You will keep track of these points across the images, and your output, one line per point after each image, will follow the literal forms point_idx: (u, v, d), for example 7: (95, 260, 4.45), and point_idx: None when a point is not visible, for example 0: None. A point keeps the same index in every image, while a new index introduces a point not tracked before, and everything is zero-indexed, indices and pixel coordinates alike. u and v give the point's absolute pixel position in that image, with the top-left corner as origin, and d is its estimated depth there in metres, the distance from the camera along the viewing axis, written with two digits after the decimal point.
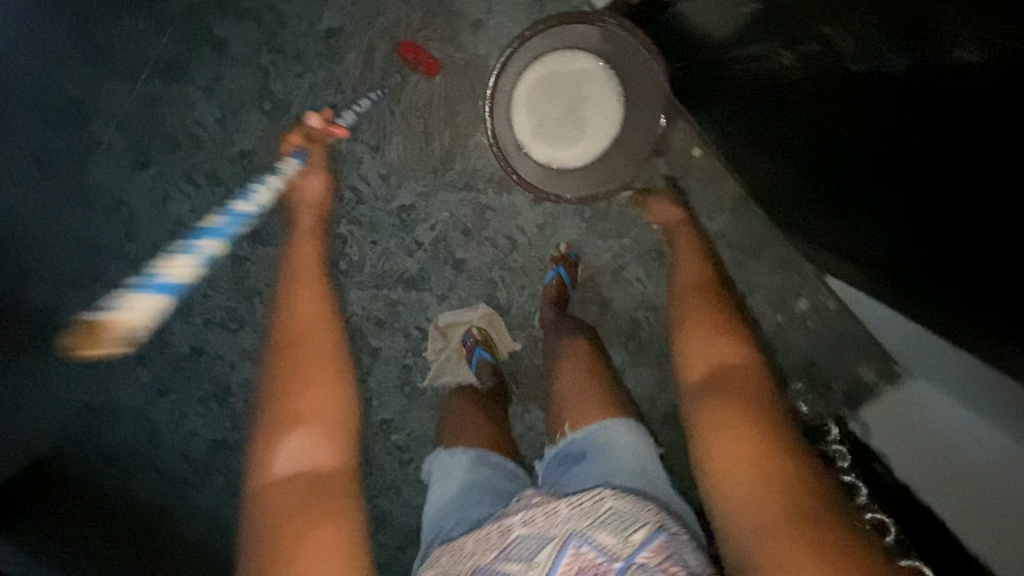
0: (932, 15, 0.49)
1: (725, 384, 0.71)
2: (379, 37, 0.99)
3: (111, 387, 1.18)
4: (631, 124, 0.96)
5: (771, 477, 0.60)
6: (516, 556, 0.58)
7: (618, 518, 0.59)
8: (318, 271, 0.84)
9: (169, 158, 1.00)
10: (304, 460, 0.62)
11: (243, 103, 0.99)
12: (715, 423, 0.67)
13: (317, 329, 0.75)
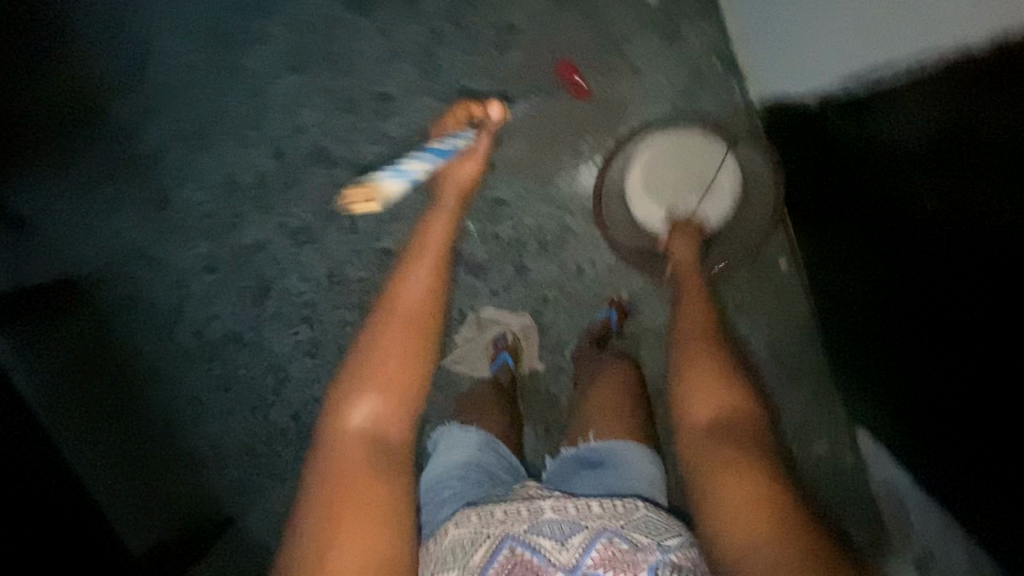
0: (968, 171, 0.64)
1: (732, 431, 0.67)
2: (544, 49, 1.06)
3: (166, 243, 1.25)
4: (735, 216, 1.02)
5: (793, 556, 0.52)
6: (550, 534, 0.64)
7: (648, 526, 0.66)
8: (424, 278, 0.72)
9: (319, 73, 1.09)
10: (369, 436, 0.63)
11: (403, 52, 1.06)
12: (729, 470, 0.62)
13: (420, 313, 0.69)
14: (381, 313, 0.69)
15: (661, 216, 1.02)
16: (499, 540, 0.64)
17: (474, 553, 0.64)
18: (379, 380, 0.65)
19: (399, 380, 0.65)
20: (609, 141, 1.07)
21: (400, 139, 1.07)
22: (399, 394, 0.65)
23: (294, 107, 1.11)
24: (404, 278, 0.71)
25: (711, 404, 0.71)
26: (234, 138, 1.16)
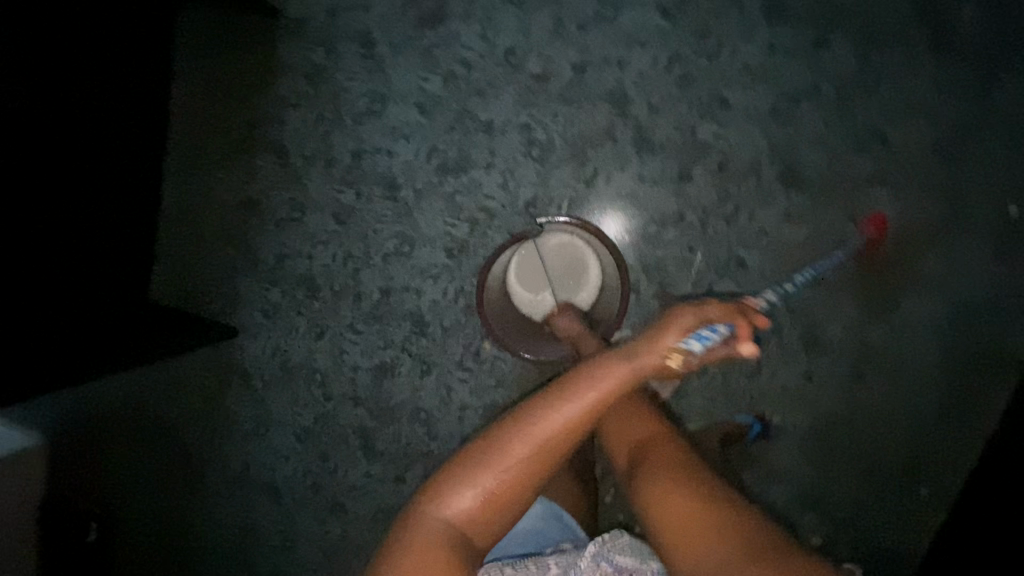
0: None
1: (650, 459, 0.75)
2: (902, 175, 0.97)
3: (403, 55, 1.12)
4: (934, 439, 0.99)
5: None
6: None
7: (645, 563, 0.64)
8: (576, 411, 0.65)
9: (685, 36, 1.01)
10: (456, 530, 0.64)
11: (773, 81, 0.99)
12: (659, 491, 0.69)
13: (546, 458, 0.65)
14: (507, 434, 0.66)
15: (844, 383, 1.01)
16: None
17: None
18: (482, 485, 0.64)
19: (508, 489, 0.65)
20: (879, 291, 0.98)
21: (702, 144, 1.02)
22: (500, 507, 0.65)
23: (633, 42, 1.03)
24: (554, 409, 0.66)
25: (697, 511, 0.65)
26: (551, 22, 1.06)
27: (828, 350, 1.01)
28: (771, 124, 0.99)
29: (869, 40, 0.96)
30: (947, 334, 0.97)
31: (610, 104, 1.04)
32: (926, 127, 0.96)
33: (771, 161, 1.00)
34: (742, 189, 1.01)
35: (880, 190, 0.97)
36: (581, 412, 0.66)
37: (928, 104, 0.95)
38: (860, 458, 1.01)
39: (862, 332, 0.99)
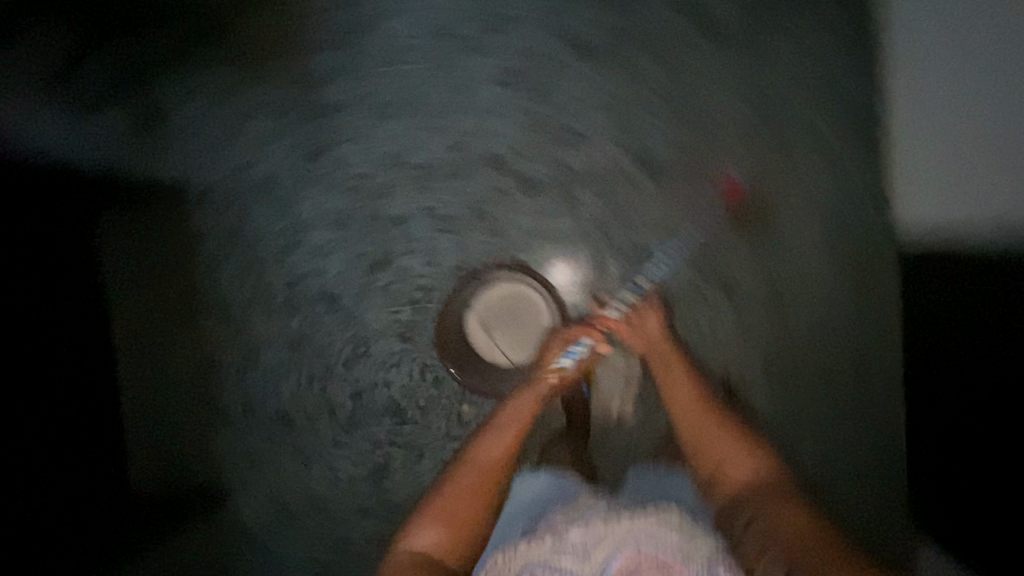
0: None
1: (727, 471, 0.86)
2: (737, 138, 1.16)
3: (304, 189, 1.26)
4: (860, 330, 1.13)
5: (835, 558, 0.65)
6: (667, 539, 0.73)
7: None
8: (500, 445, 0.88)
9: (525, 95, 1.21)
10: (427, 561, 0.77)
11: (606, 104, 1.19)
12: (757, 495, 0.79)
13: (490, 483, 0.84)
14: (458, 466, 0.87)
15: (766, 314, 1.17)
16: (617, 539, 0.74)
17: (597, 549, 0.75)
18: (444, 513, 0.81)
19: (466, 510, 0.82)
20: (760, 231, 1.17)
21: (575, 170, 1.20)
22: (461, 532, 0.80)
23: (488, 113, 1.22)
24: (493, 439, 0.89)
25: (735, 458, 0.87)
26: (418, 120, 1.24)
27: (742, 292, 1.18)
28: (620, 137, 1.19)
29: (666, 49, 1.16)
30: (828, 244, 1.14)
31: (491, 166, 1.22)
32: (738, 91, 1.15)
33: (633, 165, 1.19)
34: (620, 194, 1.19)
35: (724, 156, 1.17)
36: (506, 444, 0.88)
37: (731, 74, 1.15)
38: (809, 372, 1.16)
39: (761, 268, 1.17)
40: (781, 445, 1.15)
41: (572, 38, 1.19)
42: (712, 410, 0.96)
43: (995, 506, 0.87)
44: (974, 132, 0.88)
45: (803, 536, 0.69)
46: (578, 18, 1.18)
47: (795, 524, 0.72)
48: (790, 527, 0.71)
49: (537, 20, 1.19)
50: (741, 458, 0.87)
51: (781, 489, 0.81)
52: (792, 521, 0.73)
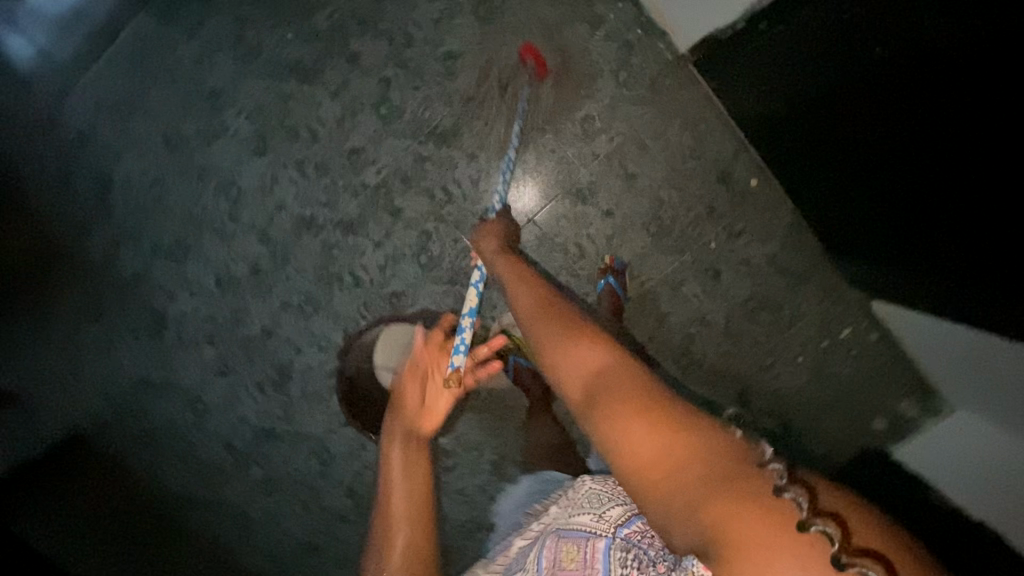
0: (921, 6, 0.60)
1: (610, 393, 0.54)
2: (498, 55, 1.08)
3: (173, 362, 1.20)
4: (711, 146, 1.10)
5: (709, 485, 0.43)
6: (587, 508, 0.66)
7: (596, 497, 0.67)
8: (417, 454, 0.80)
9: (287, 147, 1.11)
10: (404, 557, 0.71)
11: (361, 105, 1.09)
12: (628, 428, 0.50)
13: (413, 486, 0.76)
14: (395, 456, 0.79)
15: (628, 193, 1.12)
16: (553, 529, 0.67)
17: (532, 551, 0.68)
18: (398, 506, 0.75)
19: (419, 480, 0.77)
20: (573, 121, 1.10)
21: (381, 185, 1.13)
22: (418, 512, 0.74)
23: (269, 186, 1.13)
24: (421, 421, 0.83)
25: (572, 345, 0.62)
26: (216, 235, 1.15)
27: (596, 188, 1.12)
28: (396, 125, 1.10)
29: (376, 20, 1.07)
30: (638, 96, 1.09)
31: (308, 232, 1.15)
32: (469, 15, 1.07)
33: (426, 142, 1.11)
34: (433, 175, 1.12)
35: (496, 77, 1.08)
36: (402, 443, 0.80)
37: (452, 2, 1.07)
38: (698, 212, 1.13)
39: (597, 157, 1.11)
40: (712, 290, 1.16)
41: (288, 66, 1.08)
42: (553, 300, 0.72)
43: (966, 203, 0.68)
44: None
45: (700, 474, 0.44)
46: (279, 46, 1.08)
47: (661, 443, 0.48)
48: (643, 441, 0.48)
49: (248, 73, 1.08)
50: (618, 363, 0.58)
51: (651, 384, 0.54)
52: (649, 440, 0.48)
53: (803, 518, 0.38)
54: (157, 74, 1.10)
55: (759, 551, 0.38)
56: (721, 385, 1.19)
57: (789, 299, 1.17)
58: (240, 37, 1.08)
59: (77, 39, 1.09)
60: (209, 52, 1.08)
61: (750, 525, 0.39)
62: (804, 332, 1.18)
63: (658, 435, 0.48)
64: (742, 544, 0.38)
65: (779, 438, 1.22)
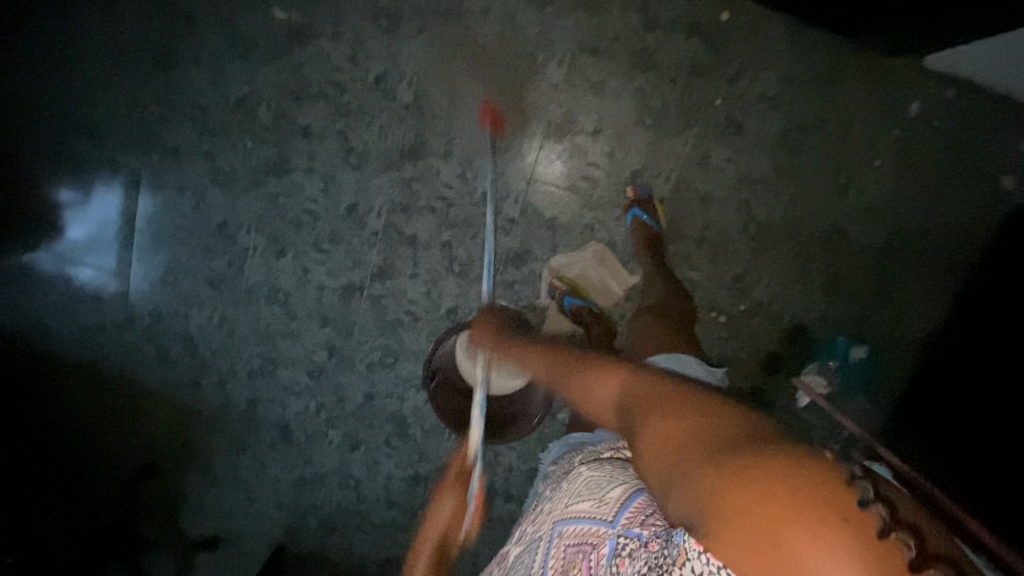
0: None
1: (640, 398, 0.62)
2: (420, 52, 1.08)
3: (313, 457, 1.32)
4: (661, 9, 1.04)
5: (715, 445, 0.46)
6: (586, 496, 0.64)
7: (594, 486, 0.64)
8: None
9: (298, 236, 1.19)
10: None
11: (335, 166, 1.14)
12: (656, 421, 0.55)
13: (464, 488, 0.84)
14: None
15: (605, 102, 1.06)
16: (554, 526, 0.65)
17: (536, 555, 0.65)
18: None
19: None
20: (516, 66, 1.06)
21: (389, 224, 1.16)
22: None
23: (304, 276, 1.21)
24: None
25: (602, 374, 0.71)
26: (287, 337, 1.26)
27: (572, 115, 1.07)
28: (371, 165, 1.13)
29: (305, 87, 1.11)
30: (565, 9, 1.05)
31: (356, 296, 1.21)
32: (376, 33, 1.09)
33: (402, 165, 1.13)
34: (424, 189, 1.13)
35: (430, 70, 1.08)
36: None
37: (357, 32, 1.08)
38: (684, 78, 1.04)
39: (557, 85, 1.06)
40: (742, 144, 1.06)
41: (262, 170, 1.16)
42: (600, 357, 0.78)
43: None
44: None
45: (712, 440, 0.47)
46: (246, 157, 1.16)
47: (685, 424, 0.51)
48: (667, 426, 0.53)
49: (236, 194, 1.18)
50: (649, 383, 0.63)
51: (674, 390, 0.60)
52: (680, 423, 0.52)
53: (789, 457, 0.40)
54: (175, 235, 1.22)
55: (742, 487, 0.39)
56: (804, 229, 1.09)
57: (829, 107, 1.04)
58: (215, 168, 1.17)
59: (107, 232, 1.23)
60: (201, 196, 1.19)
61: (735, 466, 0.41)
62: (866, 127, 1.05)
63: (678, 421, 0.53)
64: (726, 479, 0.41)
65: (895, 248, 1.09)
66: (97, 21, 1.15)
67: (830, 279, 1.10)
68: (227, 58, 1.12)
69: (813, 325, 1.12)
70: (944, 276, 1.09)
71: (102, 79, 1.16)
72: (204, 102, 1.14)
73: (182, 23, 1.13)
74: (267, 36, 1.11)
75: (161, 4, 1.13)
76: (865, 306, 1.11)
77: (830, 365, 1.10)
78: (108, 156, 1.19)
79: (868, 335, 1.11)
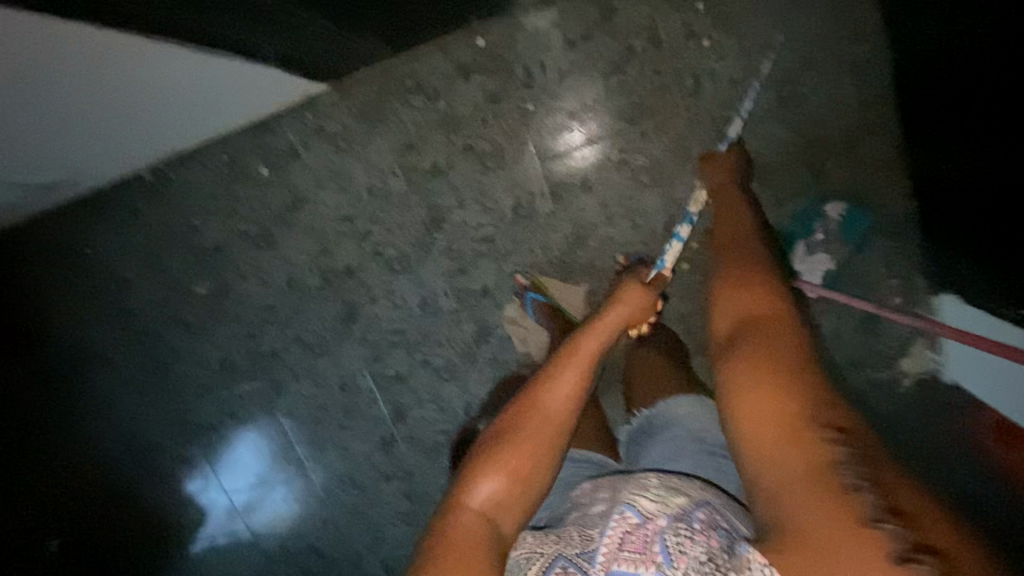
0: None
1: (757, 344, 0.56)
2: (299, 244, 1.19)
3: None
4: (432, 74, 1.06)
5: (821, 453, 0.46)
6: (652, 491, 0.61)
7: (662, 488, 0.62)
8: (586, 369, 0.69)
9: (326, 426, 1.34)
10: (487, 531, 0.61)
11: (309, 363, 1.29)
12: (757, 382, 0.53)
13: (520, 501, 0.63)
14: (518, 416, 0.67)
15: (450, 174, 1.10)
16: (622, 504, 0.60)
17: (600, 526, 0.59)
18: (490, 501, 0.63)
19: (522, 500, 0.64)
20: (366, 203, 1.14)
21: (375, 376, 1.27)
22: (538, 455, 0.65)
23: (351, 452, 1.36)
24: (554, 380, 0.68)
25: (731, 294, 0.64)
26: (372, 505, 1.39)
27: (435, 203, 1.12)
28: (332, 344, 1.26)
29: (251, 323, 1.28)
30: (363, 133, 1.10)
31: (395, 444, 1.32)
32: (261, 254, 1.21)
33: (351, 328, 1.24)
34: (378, 333, 1.24)
35: (314, 251, 1.19)
36: (572, 393, 0.68)
37: (251, 264, 1.23)
38: (492, 110, 1.05)
39: (406, 191, 1.12)
40: (579, 120, 1.04)
41: (268, 397, 1.34)
42: (734, 280, 0.65)
43: None
44: (176, 88, 0.92)
45: (828, 452, 0.46)
46: (254, 398, 1.35)
47: (796, 408, 0.49)
48: (768, 408, 0.50)
49: (268, 426, 1.37)
50: (781, 328, 0.57)
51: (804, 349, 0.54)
52: (778, 405, 0.50)
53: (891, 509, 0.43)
54: (252, 479, 1.43)
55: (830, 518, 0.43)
56: (693, 140, 1.01)
57: (625, 34, 1.00)
58: (244, 418, 1.38)
59: (211, 507, 1.46)
60: (247, 442, 1.40)
61: (841, 503, 0.43)
62: (673, 20, 0.99)
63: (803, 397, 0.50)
64: (835, 514, 0.43)
65: (792, 92, 0.97)
66: (102, 380, 1.40)
67: (752, 165, 1.00)
68: (192, 341, 1.32)
69: (772, 215, 1.01)
70: (862, 80, 0.96)
71: (137, 411, 1.41)
72: (203, 380, 1.36)
73: (148, 340, 1.34)
74: (203, 309, 1.29)
75: (127, 339, 1.35)
76: (810, 163, 0.99)
77: (817, 237, 1.00)
78: (176, 457, 1.44)
79: (834, 182, 0.99)
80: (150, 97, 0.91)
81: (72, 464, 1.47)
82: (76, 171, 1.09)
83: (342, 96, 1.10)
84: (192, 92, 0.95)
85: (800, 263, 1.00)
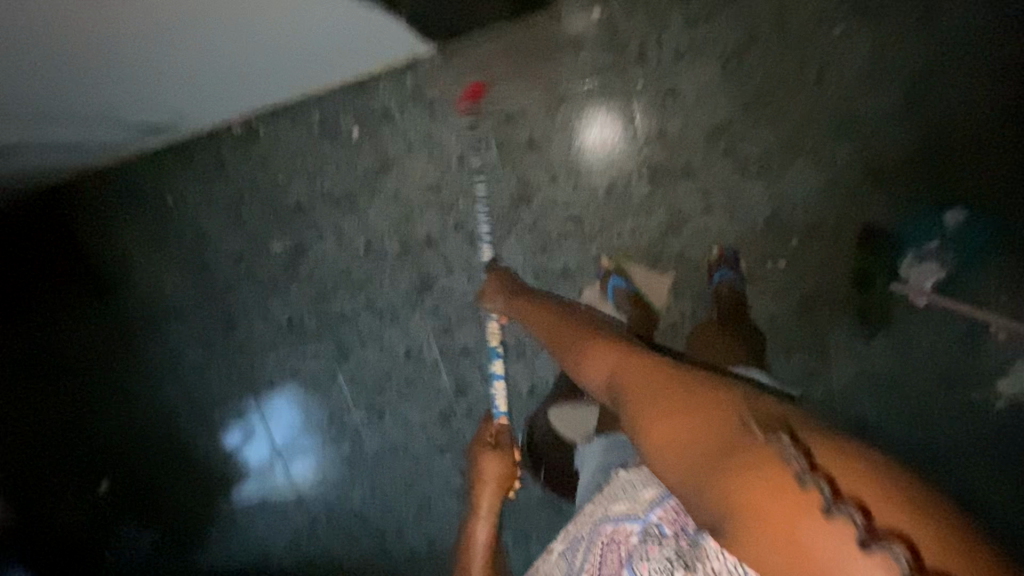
0: None
1: (632, 385, 0.63)
2: (382, 209, 1.19)
3: None
4: (540, 46, 1.04)
5: (722, 444, 0.50)
6: (623, 497, 0.65)
7: (631, 488, 0.65)
8: None
9: (386, 394, 1.34)
10: None
11: (378, 329, 1.29)
12: (647, 416, 0.59)
13: None
14: None
15: (545, 149, 1.07)
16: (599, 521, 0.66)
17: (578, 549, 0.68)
18: None
19: None
20: (456, 172, 1.13)
21: (442, 348, 1.26)
22: None
23: (408, 423, 1.35)
24: None
25: (597, 351, 0.74)
26: (422, 478, 1.38)
27: (525, 178, 1.09)
28: (403, 312, 1.26)
29: (323, 285, 1.28)
30: (462, 100, 1.08)
31: (454, 419, 1.31)
32: (343, 216, 1.21)
33: (425, 298, 1.23)
34: (452, 306, 1.22)
35: (396, 217, 1.18)
36: None
37: (330, 225, 1.22)
38: (599, 86, 1.03)
39: (498, 164, 1.10)
40: (688, 103, 1.01)
41: (332, 360, 1.35)
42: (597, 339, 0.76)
43: None
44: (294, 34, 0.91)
45: (727, 442, 0.50)
46: (318, 360, 1.36)
47: (683, 422, 0.55)
48: (664, 428, 0.56)
49: (327, 389, 1.38)
50: (638, 366, 0.66)
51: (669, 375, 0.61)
52: (676, 425, 0.55)
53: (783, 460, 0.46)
54: (303, 442, 1.43)
55: (748, 486, 0.46)
56: (806, 133, 0.97)
57: (747, 18, 0.97)
58: (305, 379, 1.38)
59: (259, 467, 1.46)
60: (304, 404, 1.40)
61: (750, 473, 0.46)
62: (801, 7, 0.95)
63: (678, 418, 0.55)
64: (752, 480, 0.46)
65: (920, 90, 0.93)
66: (170, 330, 1.42)
67: (868, 164, 0.96)
68: (264, 299, 1.33)
69: (884, 218, 0.97)
70: (996, 82, 0.91)
71: (201, 364, 1.43)
72: (269, 338, 1.36)
73: (220, 295, 1.35)
74: (278, 267, 1.29)
75: (200, 291, 1.36)
76: (931, 167, 0.94)
77: (930, 246, 0.96)
78: (233, 413, 1.45)
79: (955, 188, 0.94)
80: (266, 41, 0.91)
81: (132, 410, 1.49)
82: (177, 114, 1.10)
83: (445, 61, 1.08)
84: (306, 41, 0.94)
85: (908, 274, 0.97)
